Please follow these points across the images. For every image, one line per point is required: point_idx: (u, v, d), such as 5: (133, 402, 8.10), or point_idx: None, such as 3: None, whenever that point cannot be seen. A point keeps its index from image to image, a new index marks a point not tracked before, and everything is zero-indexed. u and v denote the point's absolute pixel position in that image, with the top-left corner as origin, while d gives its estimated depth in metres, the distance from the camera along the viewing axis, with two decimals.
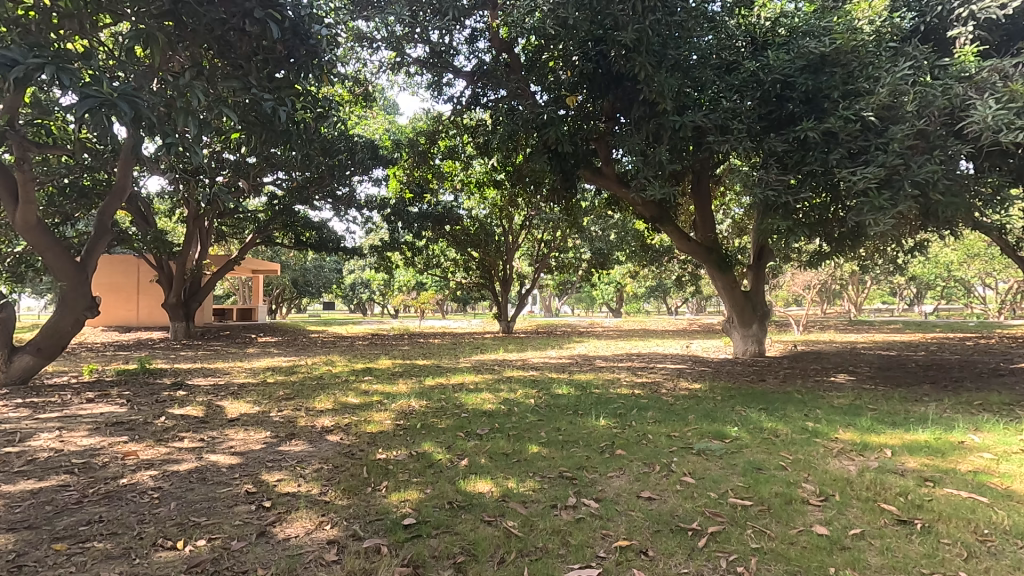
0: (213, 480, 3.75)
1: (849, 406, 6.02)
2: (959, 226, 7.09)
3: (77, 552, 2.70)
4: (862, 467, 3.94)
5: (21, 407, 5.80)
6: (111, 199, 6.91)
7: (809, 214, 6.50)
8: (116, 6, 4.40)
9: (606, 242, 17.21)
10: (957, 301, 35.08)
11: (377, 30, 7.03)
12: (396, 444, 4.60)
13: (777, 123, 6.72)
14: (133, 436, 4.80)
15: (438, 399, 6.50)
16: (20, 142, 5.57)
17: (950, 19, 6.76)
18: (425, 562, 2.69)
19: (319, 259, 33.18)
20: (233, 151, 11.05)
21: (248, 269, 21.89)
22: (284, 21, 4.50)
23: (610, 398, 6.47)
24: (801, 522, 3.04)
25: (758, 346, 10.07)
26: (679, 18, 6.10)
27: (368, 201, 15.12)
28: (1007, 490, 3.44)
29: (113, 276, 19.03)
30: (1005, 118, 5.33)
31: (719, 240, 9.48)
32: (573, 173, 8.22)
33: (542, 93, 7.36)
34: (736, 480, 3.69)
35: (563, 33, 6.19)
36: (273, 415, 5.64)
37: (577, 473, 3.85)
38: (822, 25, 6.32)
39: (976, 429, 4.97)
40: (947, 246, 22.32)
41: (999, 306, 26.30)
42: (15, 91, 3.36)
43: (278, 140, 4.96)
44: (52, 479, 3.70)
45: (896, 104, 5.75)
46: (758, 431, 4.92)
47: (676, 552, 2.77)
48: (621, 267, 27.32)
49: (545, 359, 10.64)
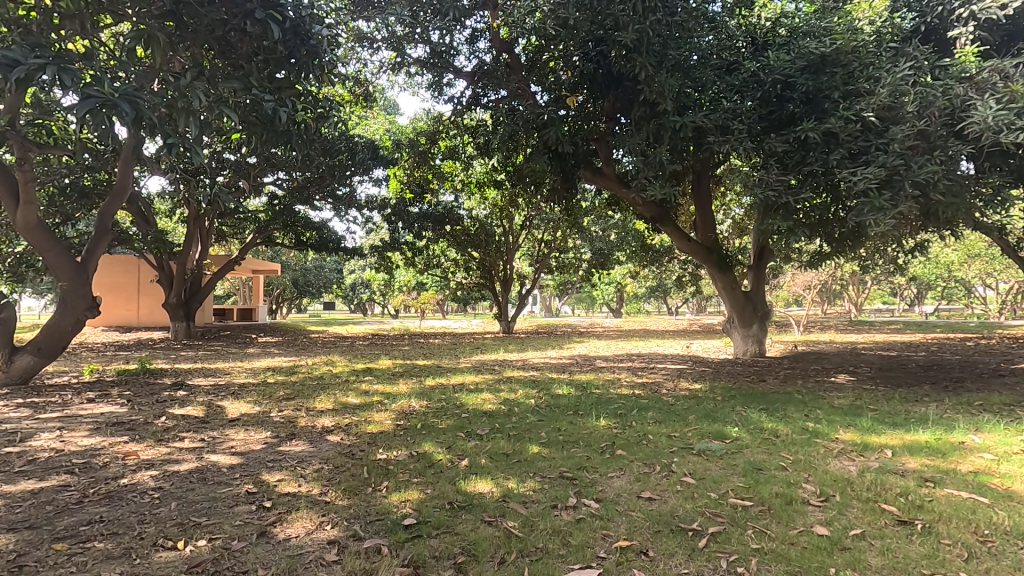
0: (213, 480, 3.76)
1: (849, 406, 6.03)
2: (960, 227, 7.09)
3: (77, 552, 2.70)
4: (862, 467, 3.95)
5: (21, 407, 5.80)
6: (112, 199, 6.91)
7: (809, 214, 6.49)
8: (117, 6, 4.42)
9: (607, 242, 17.21)
10: (958, 300, 35.12)
11: (377, 30, 7.05)
12: (396, 444, 4.61)
13: (777, 123, 6.72)
14: (133, 436, 4.80)
15: (438, 399, 6.51)
16: (20, 141, 5.56)
17: (951, 19, 6.74)
18: (425, 562, 2.69)
19: (319, 259, 33.26)
20: (233, 151, 11.08)
21: (248, 269, 21.89)
22: (285, 22, 4.50)
23: (610, 398, 6.47)
24: (801, 522, 3.04)
25: (758, 346, 10.06)
26: (680, 18, 6.11)
27: (369, 201, 15.15)
28: (1008, 491, 3.44)
29: (114, 276, 19.04)
30: (1005, 118, 5.33)
31: (719, 240, 9.47)
32: (573, 173, 8.24)
33: (543, 93, 7.37)
34: (736, 480, 3.69)
35: (563, 33, 6.20)
36: (274, 415, 5.65)
37: (577, 473, 3.86)
38: (822, 25, 6.31)
39: (976, 429, 4.98)
40: (947, 246, 22.33)
41: (1000, 307, 26.27)
42: (16, 91, 3.36)
43: (279, 141, 4.94)
44: (53, 480, 3.71)
45: (896, 104, 5.74)
46: (758, 431, 4.93)
47: (676, 552, 2.77)
48: (621, 267, 27.40)
49: (545, 359, 10.64)
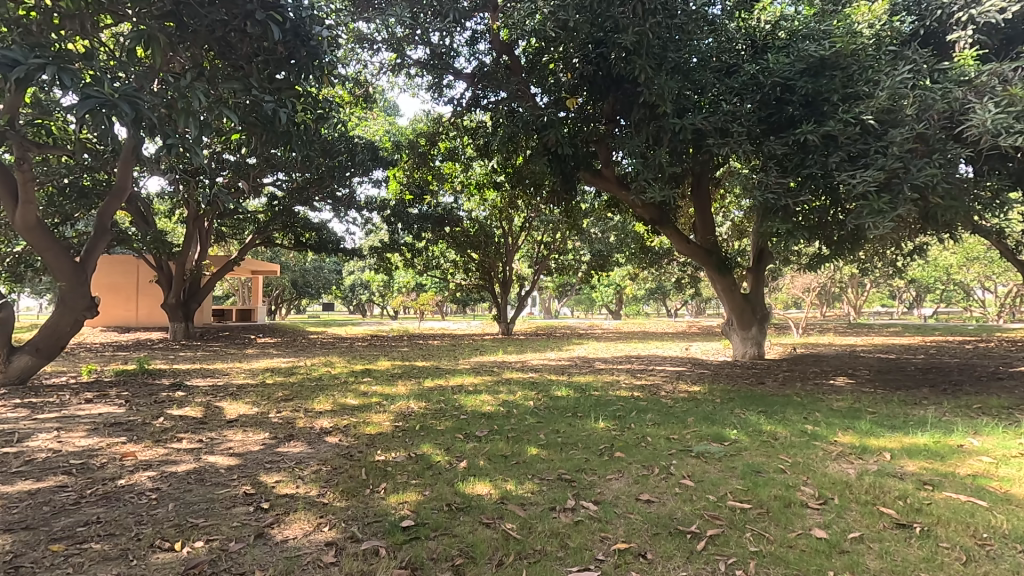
0: (212, 481, 3.76)
1: (848, 409, 6.00)
2: (959, 232, 7.11)
3: (74, 552, 2.70)
4: (862, 470, 3.94)
5: (19, 407, 5.79)
6: (110, 199, 6.86)
7: (809, 216, 6.51)
8: (117, 6, 4.40)
9: (606, 244, 17.38)
10: (957, 305, 35.15)
11: (377, 32, 7.08)
12: (395, 445, 4.61)
13: (777, 126, 6.71)
14: (132, 436, 4.81)
15: (437, 400, 6.54)
16: (20, 142, 5.55)
17: (950, 23, 6.78)
18: (423, 564, 2.68)
19: (319, 260, 33.47)
20: (233, 152, 11.13)
21: (247, 269, 21.93)
22: (285, 22, 4.46)
23: (609, 400, 6.51)
24: (800, 526, 3.04)
25: (757, 349, 10.05)
26: (679, 21, 6.09)
27: (368, 202, 15.18)
28: (1006, 494, 3.44)
29: (114, 276, 19.08)
30: (1004, 121, 5.34)
31: (719, 243, 9.46)
32: (573, 174, 8.20)
33: (542, 95, 7.44)
34: (735, 481, 3.70)
35: (563, 35, 6.21)
36: (274, 416, 5.68)
37: (576, 475, 3.86)
38: (821, 29, 6.31)
39: (976, 433, 4.95)
40: (947, 248, 22.41)
41: (999, 309, 26.43)
42: (15, 90, 3.37)
43: (279, 141, 4.94)
44: (50, 480, 3.70)
45: (895, 108, 5.75)
46: (757, 434, 4.92)
47: (674, 555, 2.76)
48: (621, 270, 27.54)
49: (545, 360, 10.74)
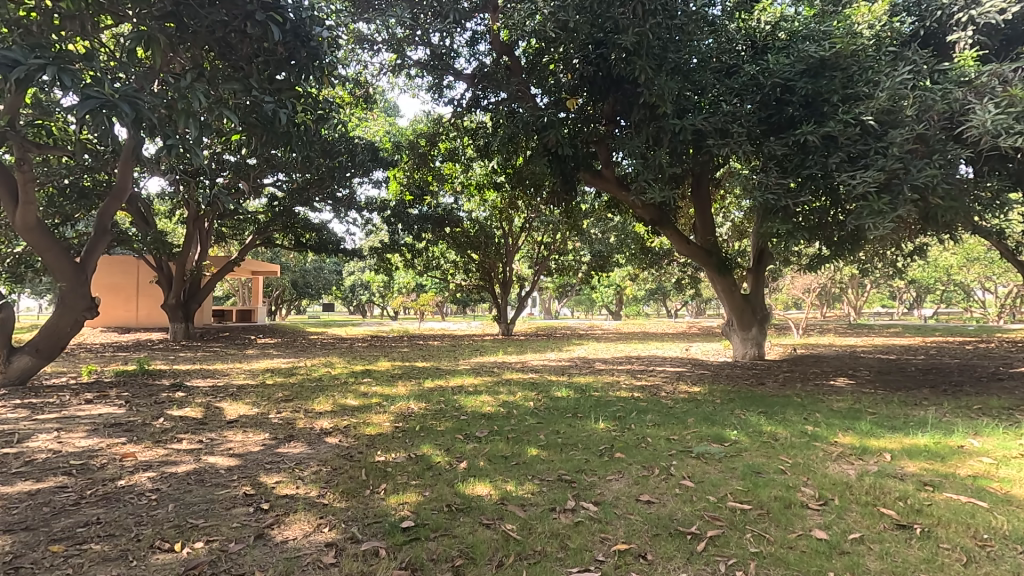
0: (211, 482, 3.75)
1: (848, 410, 6.00)
2: (958, 233, 7.10)
3: (74, 553, 2.70)
4: (862, 471, 3.94)
5: (20, 407, 5.81)
6: (111, 200, 6.86)
7: (809, 217, 6.52)
8: (117, 7, 4.39)
9: (606, 244, 17.37)
10: (958, 305, 35.09)
11: (377, 33, 7.08)
12: (394, 446, 4.60)
13: (777, 127, 6.70)
14: (132, 437, 4.81)
15: (437, 401, 6.52)
16: (21, 142, 5.55)
17: (951, 23, 6.79)
18: (423, 565, 2.68)
19: (319, 261, 33.48)
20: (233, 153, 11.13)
21: (247, 270, 21.91)
22: (285, 23, 4.47)
23: (609, 401, 6.49)
24: (800, 526, 3.04)
25: (758, 350, 10.05)
26: (680, 21, 6.08)
27: (368, 203, 15.17)
28: (1007, 494, 3.43)
29: (114, 276, 19.09)
30: (1005, 122, 5.34)
31: (719, 243, 9.45)
32: (573, 175, 8.18)
33: (542, 96, 7.46)
34: (735, 482, 3.70)
35: (563, 36, 6.20)
36: (273, 417, 5.66)
37: (576, 476, 3.85)
38: (821, 29, 6.31)
39: (976, 434, 4.95)
40: (947, 249, 22.39)
41: (999, 310, 26.40)
42: (15, 91, 3.36)
43: (279, 142, 4.94)
44: (50, 480, 3.71)
45: (895, 108, 5.74)
46: (757, 435, 4.92)
47: (675, 556, 2.75)
48: (621, 271, 27.52)
49: (546, 361, 10.73)
